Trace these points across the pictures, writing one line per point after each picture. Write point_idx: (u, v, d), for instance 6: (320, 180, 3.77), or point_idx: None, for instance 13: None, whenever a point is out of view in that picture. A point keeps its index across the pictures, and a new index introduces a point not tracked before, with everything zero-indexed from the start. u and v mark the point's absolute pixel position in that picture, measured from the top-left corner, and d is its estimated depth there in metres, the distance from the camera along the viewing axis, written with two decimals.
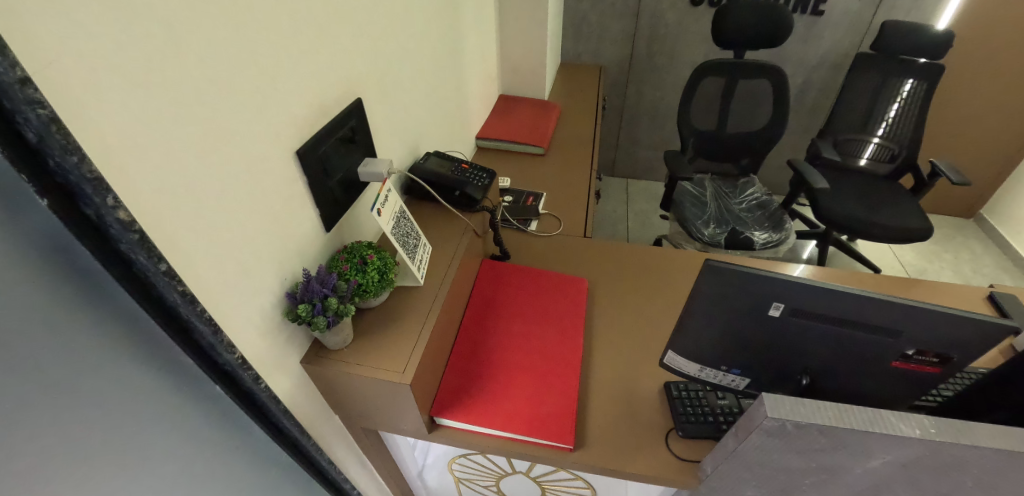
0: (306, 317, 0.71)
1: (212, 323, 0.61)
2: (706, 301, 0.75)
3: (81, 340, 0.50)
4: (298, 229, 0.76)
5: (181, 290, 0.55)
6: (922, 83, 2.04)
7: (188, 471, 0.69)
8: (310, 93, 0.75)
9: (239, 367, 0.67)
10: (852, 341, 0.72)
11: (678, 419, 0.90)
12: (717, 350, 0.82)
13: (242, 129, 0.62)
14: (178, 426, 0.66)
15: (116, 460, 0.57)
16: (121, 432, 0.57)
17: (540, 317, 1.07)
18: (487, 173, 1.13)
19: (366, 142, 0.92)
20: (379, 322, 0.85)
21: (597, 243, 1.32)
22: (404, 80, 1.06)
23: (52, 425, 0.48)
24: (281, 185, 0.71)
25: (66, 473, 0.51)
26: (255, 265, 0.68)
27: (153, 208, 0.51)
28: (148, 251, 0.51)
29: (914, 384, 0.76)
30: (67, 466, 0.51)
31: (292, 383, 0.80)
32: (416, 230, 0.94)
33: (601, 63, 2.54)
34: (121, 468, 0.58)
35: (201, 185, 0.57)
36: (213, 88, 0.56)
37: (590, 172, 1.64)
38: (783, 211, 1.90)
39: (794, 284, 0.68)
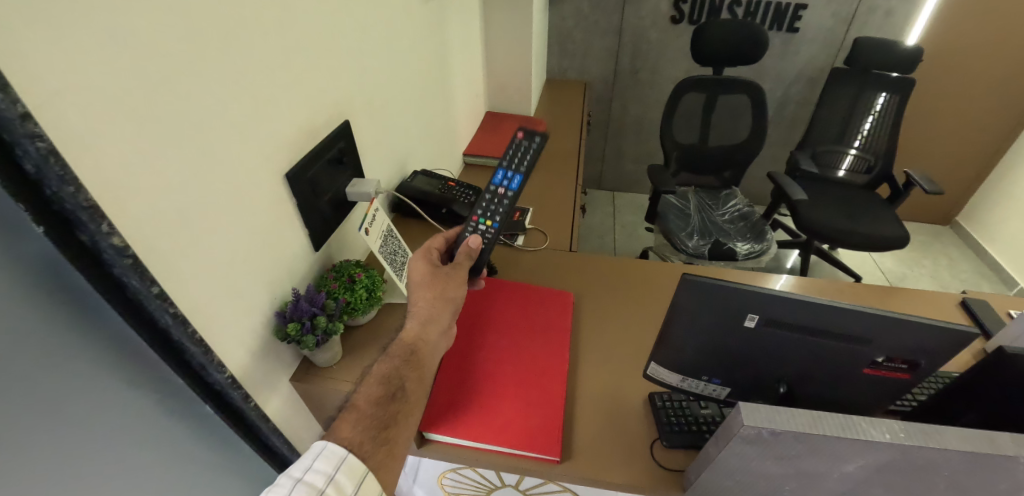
0: (295, 336, 0.73)
1: (203, 343, 0.62)
2: (685, 312, 0.78)
3: (69, 360, 0.52)
4: (287, 249, 0.78)
5: (172, 311, 0.57)
6: (895, 96, 2.12)
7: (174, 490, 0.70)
8: (299, 116, 0.77)
9: (229, 386, 0.68)
10: (825, 350, 0.75)
11: (663, 429, 0.92)
12: (696, 361, 0.84)
13: (233, 154, 0.64)
14: (166, 444, 0.67)
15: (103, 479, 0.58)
16: (109, 451, 0.58)
17: (527, 330, 1.09)
18: (474, 190, 1.17)
19: (354, 161, 0.94)
20: (367, 339, 0.87)
21: (584, 256, 1.35)
22: (392, 101, 1.09)
23: (39, 445, 0.50)
24: (270, 207, 0.73)
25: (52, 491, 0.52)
26: (245, 285, 0.69)
27: (146, 234, 0.53)
28: (141, 275, 0.52)
29: (887, 390, 0.79)
30: (53, 485, 0.52)
31: (280, 401, 0.81)
32: (403, 247, 0.96)
33: (586, 79, 2.60)
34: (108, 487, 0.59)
35: (193, 209, 0.59)
36: (206, 115, 0.59)
37: (575, 186, 1.68)
38: (765, 221, 1.95)
39: (768, 296, 0.71)
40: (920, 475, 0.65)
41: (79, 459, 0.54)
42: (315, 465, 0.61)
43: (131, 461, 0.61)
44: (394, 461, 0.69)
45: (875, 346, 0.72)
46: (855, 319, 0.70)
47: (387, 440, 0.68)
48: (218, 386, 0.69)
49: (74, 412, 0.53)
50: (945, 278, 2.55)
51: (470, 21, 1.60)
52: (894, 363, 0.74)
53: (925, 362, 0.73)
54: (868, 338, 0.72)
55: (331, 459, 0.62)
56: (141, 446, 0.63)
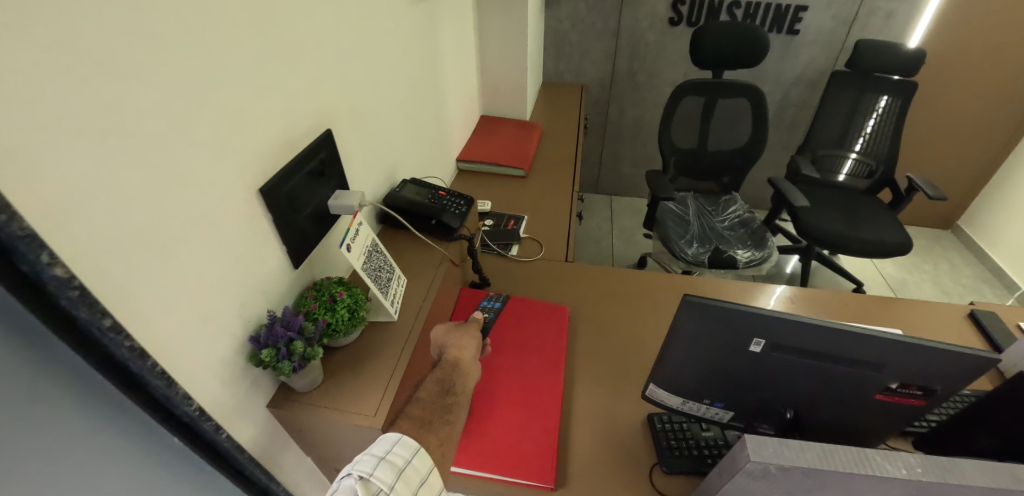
0: (270, 363, 0.68)
1: (166, 376, 0.58)
2: (686, 336, 0.73)
3: (19, 402, 0.47)
4: (263, 268, 0.73)
5: (129, 344, 0.52)
6: (897, 99, 2.08)
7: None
8: (275, 127, 0.72)
9: (197, 418, 0.63)
10: (834, 376, 0.70)
11: (663, 453, 0.88)
12: (698, 385, 0.80)
13: (200, 169, 0.59)
14: (128, 481, 0.62)
15: None
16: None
17: (520, 348, 1.05)
18: (465, 200, 1.12)
19: (337, 172, 0.89)
20: (350, 361, 0.82)
21: (579, 267, 1.31)
22: (379, 107, 1.04)
23: None
24: (243, 224, 0.68)
25: None
26: (215, 309, 0.65)
27: (97, 260, 0.48)
28: (91, 307, 0.47)
29: (899, 416, 0.75)
30: None
31: (257, 429, 0.76)
32: (389, 263, 0.91)
33: (583, 81, 2.55)
34: None
35: (153, 230, 0.54)
36: (166, 128, 0.54)
37: (572, 193, 1.63)
38: (765, 228, 1.91)
39: (773, 320, 0.67)
40: None
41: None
42: (395, 448, 0.68)
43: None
44: (442, 462, 0.74)
45: (887, 372, 0.68)
46: (864, 344, 0.66)
47: (437, 440, 0.74)
48: (185, 418, 0.64)
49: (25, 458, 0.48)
50: (947, 284, 2.51)
51: (462, 23, 1.56)
52: (908, 389, 0.70)
53: (941, 388, 0.69)
54: (880, 364, 0.67)
55: (408, 446, 0.69)
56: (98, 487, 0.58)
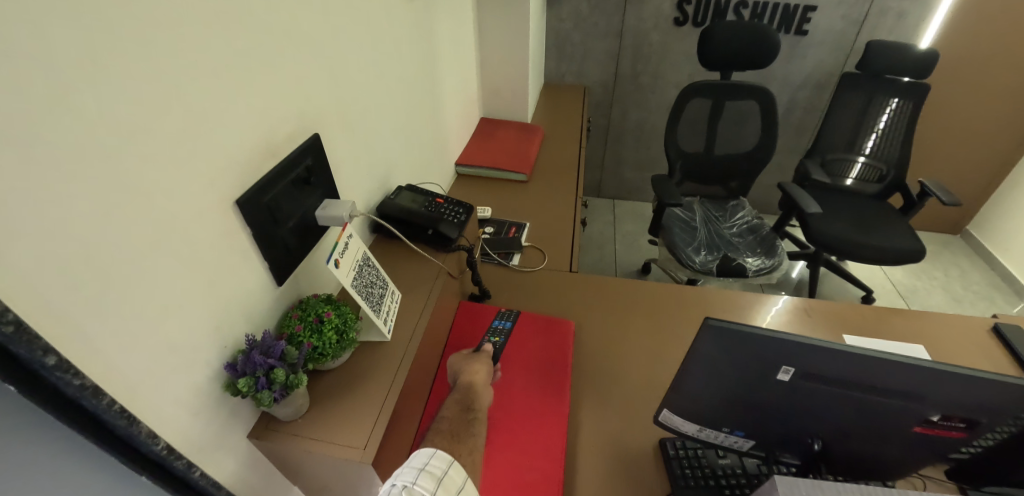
0: (248, 393, 0.61)
1: (127, 414, 0.51)
2: (706, 362, 0.67)
3: None
4: (242, 287, 0.67)
5: (79, 382, 0.46)
6: (908, 102, 2.02)
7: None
8: (254, 132, 0.66)
9: (165, 457, 0.57)
10: (870, 407, 0.64)
11: (677, 484, 0.82)
12: (718, 413, 0.73)
13: (167, 181, 0.53)
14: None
15: None
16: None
17: (523, 366, 0.99)
18: (464, 207, 1.06)
19: (326, 180, 0.83)
20: (340, 385, 0.75)
21: (583, 277, 1.25)
22: (371, 110, 0.98)
23: None
24: (218, 240, 0.62)
25: None
26: (186, 335, 0.58)
27: (36, 289, 0.42)
28: (29, 344, 0.41)
29: (938, 448, 0.68)
30: None
31: (237, 462, 0.69)
32: (382, 277, 0.85)
33: (585, 83, 2.49)
34: None
35: (110, 252, 0.48)
36: (125, 136, 0.47)
37: (575, 199, 1.57)
38: (775, 235, 1.84)
39: (804, 346, 0.61)
40: None
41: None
42: (431, 460, 0.66)
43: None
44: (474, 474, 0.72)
45: (929, 403, 0.62)
46: (904, 373, 0.60)
47: (469, 448, 0.74)
48: (152, 457, 0.58)
49: None
50: (957, 291, 2.46)
51: (461, 22, 1.50)
52: (950, 421, 0.64)
53: (987, 421, 0.63)
54: (921, 394, 0.61)
55: (443, 458, 0.67)
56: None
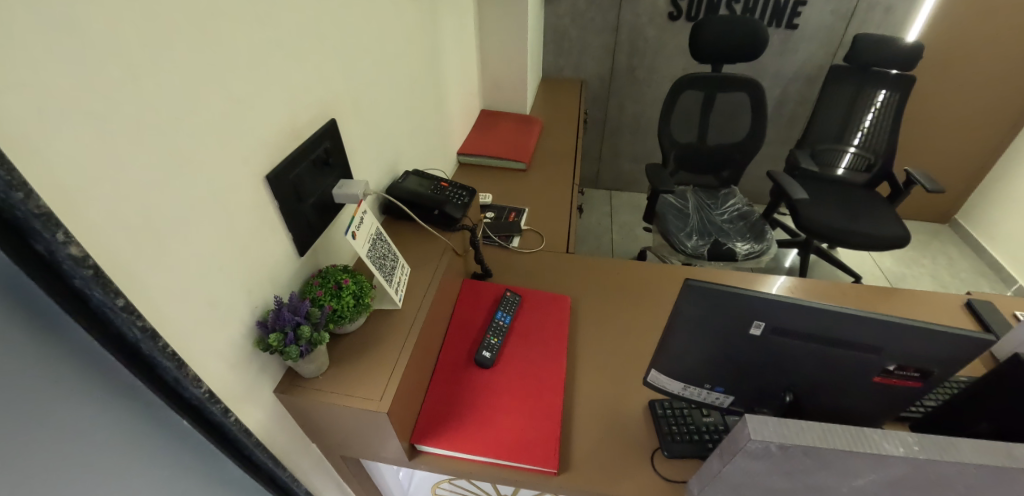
0: (278, 347, 0.69)
1: (177, 358, 0.58)
2: (687, 320, 0.75)
3: (43, 380, 0.48)
4: (269, 255, 0.75)
5: (141, 324, 0.53)
6: (895, 94, 2.09)
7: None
8: (279, 116, 0.73)
9: (206, 401, 0.64)
10: (835, 359, 0.72)
11: (664, 439, 0.89)
12: (700, 370, 0.81)
13: (209, 156, 0.60)
14: (137, 472, 0.62)
15: None
16: (75, 482, 0.53)
17: (525, 338, 1.06)
18: (467, 191, 1.13)
19: (341, 162, 0.91)
20: (356, 348, 0.83)
21: (580, 259, 1.32)
22: (381, 99, 1.05)
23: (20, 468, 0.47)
24: (250, 211, 0.69)
25: None
26: (224, 294, 0.66)
27: (108, 241, 0.49)
28: (105, 287, 0.48)
29: (898, 398, 0.76)
30: None
31: (266, 414, 0.77)
32: (393, 251, 0.92)
33: (582, 77, 2.56)
34: None
35: (162, 213, 0.55)
36: (175, 114, 0.55)
37: (572, 186, 1.65)
38: (764, 221, 1.92)
39: (773, 302, 0.68)
40: (937, 490, 0.63)
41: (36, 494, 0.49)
42: None
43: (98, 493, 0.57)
44: None
45: (886, 355, 0.69)
46: (864, 327, 0.66)
47: None
48: (195, 401, 0.65)
49: (53, 433, 0.50)
50: (945, 278, 2.53)
51: (463, 18, 1.56)
52: (906, 371, 0.71)
53: (938, 370, 0.70)
54: (879, 347, 0.68)
55: None
56: (111, 476, 0.58)
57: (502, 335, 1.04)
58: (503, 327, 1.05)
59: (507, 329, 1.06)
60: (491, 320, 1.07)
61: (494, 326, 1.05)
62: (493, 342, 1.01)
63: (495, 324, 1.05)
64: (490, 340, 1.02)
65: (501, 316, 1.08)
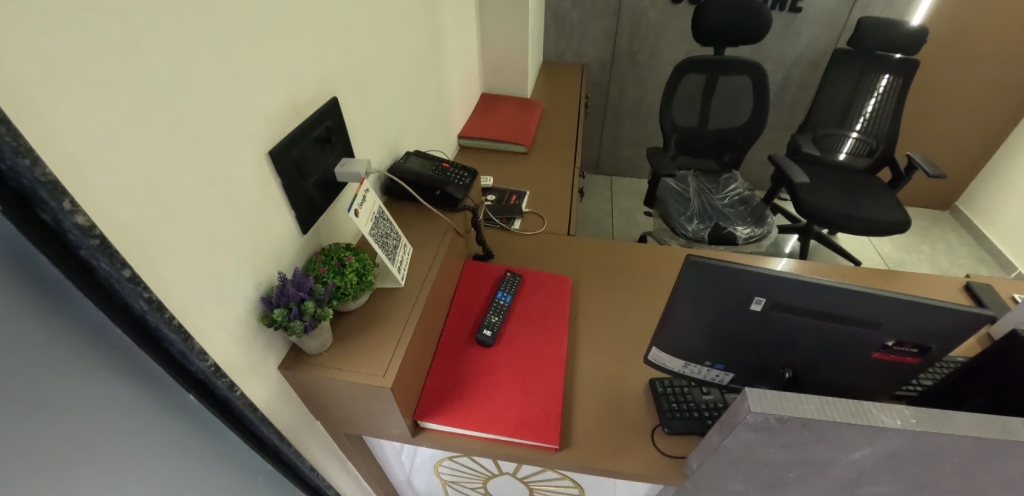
0: (282, 322, 0.70)
1: (183, 331, 0.59)
2: (688, 296, 0.75)
3: (52, 351, 0.49)
4: (272, 232, 0.75)
5: (147, 295, 0.53)
6: (898, 78, 2.08)
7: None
8: (282, 92, 0.73)
9: (212, 375, 0.65)
10: (835, 335, 0.72)
11: (664, 416, 0.90)
12: (701, 346, 0.82)
13: (213, 129, 0.60)
14: (148, 449, 0.63)
15: (101, 470, 0.56)
16: (87, 456, 0.54)
17: (526, 318, 1.07)
18: (468, 171, 1.13)
19: (343, 141, 0.91)
20: (358, 325, 0.84)
21: (581, 241, 1.32)
22: (382, 78, 1.04)
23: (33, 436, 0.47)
24: (253, 187, 0.69)
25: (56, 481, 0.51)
26: (230, 269, 0.67)
27: (116, 212, 0.49)
28: (111, 257, 0.49)
29: (895, 373, 0.76)
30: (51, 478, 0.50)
31: (271, 389, 0.78)
32: (395, 230, 0.93)
33: (584, 61, 2.54)
34: (109, 475, 0.57)
35: (168, 187, 0.55)
36: (179, 87, 0.55)
37: (573, 169, 1.65)
38: (765, 206, 1.92)
39: (773, 278, 0.69)
40: (932, 463, 0.64)
41: (47, 467, 0.50)
42: None
43: (109, 469, 0.57)
44: None
45: (885, 330, 0.69)
46: (863, 303, 0.67)
47: None
48: (200, 375, 0.65)
49: (63, 404, 0.50)
50: (944, 263, 2.54)
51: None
52: (904, 347, 0.71)
53: (936, 346, 0.71)
54: (878, 321, 0.69)
55: None
56: (122, 449, 0.59)
57: (503, 313, 1.04)
58: (505, 307, 1.05)
59: (507, 308, 1.06)
60: (492, 300, 1.07)
61: (495, 305, 1.06)
62: (493, 320, 1.02)
63: (497, 303, 1.06)
64: (492, 319, 1.02)
65: (502, 295, 1.08)
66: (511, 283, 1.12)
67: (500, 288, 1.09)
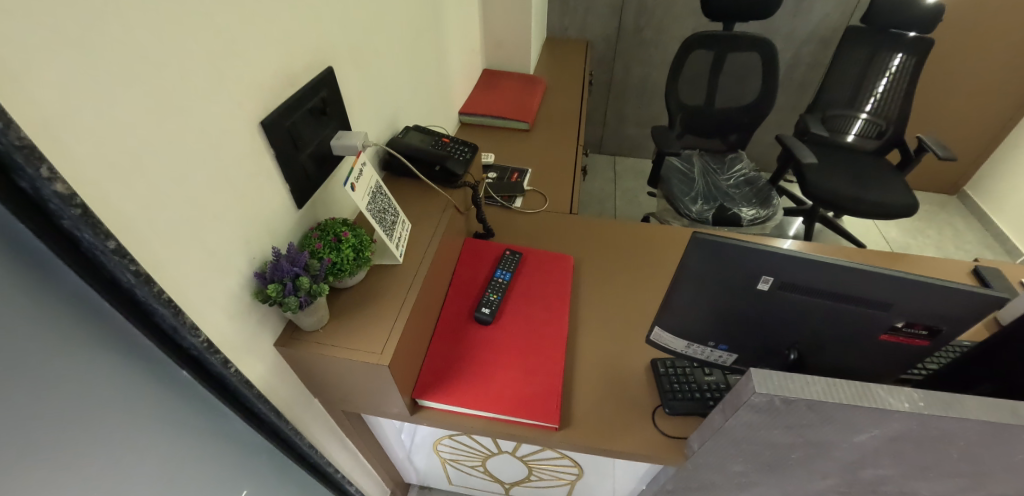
0: (277, 298, 0.69)
1: (173, 305, 0.57)
2: (694, 275, 0.73)
3: (37, 327, 0.47)
4: (266, 206, 0.73)
5: (134, 269, 0.51)
6: (911, 57, 2.02)
7: (159, 480, 0.65)
8: (274, 60, 0.70)
9: (205, 351, 0.63)
10: (843, 316, 0.70)
11: (666, 396, 0.89)
12: (704, 327, 0.80)
13: (201, 96, 0.57)
14: (145, 427, 0.61)
15: (96, 447, 0.55)
16: (82, 433, 0.52)
17: (526, 297, 1.05)
18: (468, 146, 1.10)
19: (339, 112, 0.88)
20: (355, 302, 0.82)
21: (583, 219, 1.30)
22: (380, 48, 1.00)
23: (25, 414, 0.46)
24: (245, 159, 0.67)
25: (49, 459, 0.49)
26: (223, 244, 0.65)
27: (99, 182, 0.47)
28: (94, 228, 0.46)
29: (903, 356, 0.75)
30: (43, 456, 0.49)
31: (267, 366, 0.77)
32: (393, 205, 0.90)
33: (588, 37, 2.47)
34: (104, 453, 0.56)
35: (155, 157, 0.52)
36: (165, 51, 0.52)
37: (576, 147, 1.61)
38: (770, 187, 1.90)
39: (782, 256, 0.67)
40: (938, 447, 0.63)
41: (40, 445, 0.48)
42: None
43: (105, 448, 0.56)
44: None
45: (895, 311, 0.67)
46: (873, 283, 0.65)
47: None
48: (194, 351, 0.64)
49: (53, 381, 0.49)
50: (949, 248, 2.51)
51: None
52: (914, 329, 0.69)
53: (947, 328, 0.68)
54: (888, 303, 0.67)
55: None
56: (117, 427, 0.57)
57: (503, 292, 1.03)
58: (504, 285, 1.04)
59: (507, 286, 1.05)
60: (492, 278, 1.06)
61: (495, 283, 1.04)
62: (492, 298, 1.01)
63: (497, 281, 1.05)
64: (492, 297, 1.01)
65: (501, 273, 1.07)
66: (512, 260, 1.10)
67: (500, 266, 1.08)
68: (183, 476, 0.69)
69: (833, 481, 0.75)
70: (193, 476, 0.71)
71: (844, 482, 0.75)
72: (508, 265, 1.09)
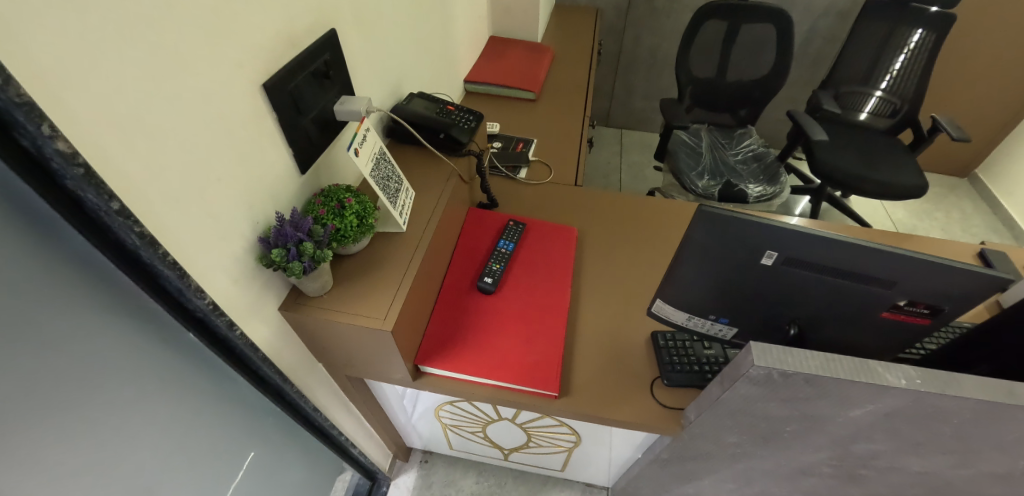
0: (281, 263, 0.69)
1: (178, 268, 0.57)
2: (699, 249, 0.73)
3: (37, 286, 0.47)
4: (269, 170, 0.72)
5: (138, 230, 0.51)
6: (932, 33, 1.95)
7: (165, 436, 0.66)
8: (276, 20, 0.68)
9: (210, 313, 0.64)
10: (847, 293, 0.70)
11: (665, 368, 0.90)
12: (706, 300, 0.81)
13: (201, 58, 0.56)
14: (150, 385, 0.63)
15: (102, 404, 0.56)
16: (88, 390, 0.54)
17: (527, 267, 1.05)
18: (474, 114, 1.09)
19: (343, 77, 0.86)
20: (359, 269, 0.82)
21: (587, 192, 1.29)
22: (384, 9, 0.97)
23: (28, 371, 0.47)
24: (247, 123, 0.66)
25: (55, 414, 0.50)
26: (227, 209, 0.64)
27: (101, 141, 0.46)
28: (97, 189, 0.46)
29: (903, 334, 0.75)
30: (49, 411, 0.50)
31: (272, 331, 0.78)
32: (396, 173, 0.89)
33: (597, 5, 2.39)
34: (109, 411, 0.57)
35: (157, 119, 0.52)
36: (163, 10, 0.50)
37: (583, 117, 1.59)
38: (779, 164, 1.87)
39: (788, 230, 0.66)
40: (931, 424, 0.64)
41: (45, 401, 0.49)
42: None
43: (111, 404, 0.57)
44: None
45: (898, 290, 0.67)
46: (879, 261, 0.64)
47: None
48: (199, 313, 0.64)
49: (54, 339, 0.49)
50: (955, 231, 2.50)
51: None
52: (915, 307, 0.69)
53: (949, 308, 0.68)
54: (892, 281, 0.66)
55: None
56: (122, 386, 0.58)
57: (505, 262, 1.03)
58: (506, 255, 1.04)
59: (509, 256, 1.05)
60: (495, 248, 1.06)
61: (497, 253, 1.04)
62: (494, 268, 1.01)
63: (499, 252, 1.05)
64: (495, 267, 1.01)
65: (503, 244, 1.07)
66: (513, 231, 1.10)
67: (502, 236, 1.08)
68: (189, 433, 0.71)
69: (826, 454, 0.76)
70: (200, 434, 0.73)
71: (837, 456, 0.76)
72: (511, 234, 1.09)
